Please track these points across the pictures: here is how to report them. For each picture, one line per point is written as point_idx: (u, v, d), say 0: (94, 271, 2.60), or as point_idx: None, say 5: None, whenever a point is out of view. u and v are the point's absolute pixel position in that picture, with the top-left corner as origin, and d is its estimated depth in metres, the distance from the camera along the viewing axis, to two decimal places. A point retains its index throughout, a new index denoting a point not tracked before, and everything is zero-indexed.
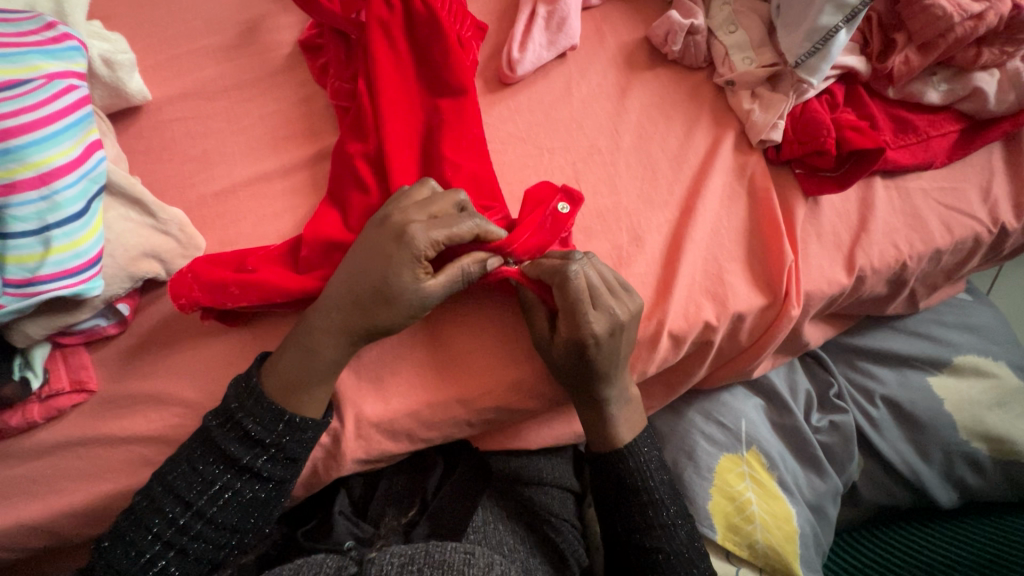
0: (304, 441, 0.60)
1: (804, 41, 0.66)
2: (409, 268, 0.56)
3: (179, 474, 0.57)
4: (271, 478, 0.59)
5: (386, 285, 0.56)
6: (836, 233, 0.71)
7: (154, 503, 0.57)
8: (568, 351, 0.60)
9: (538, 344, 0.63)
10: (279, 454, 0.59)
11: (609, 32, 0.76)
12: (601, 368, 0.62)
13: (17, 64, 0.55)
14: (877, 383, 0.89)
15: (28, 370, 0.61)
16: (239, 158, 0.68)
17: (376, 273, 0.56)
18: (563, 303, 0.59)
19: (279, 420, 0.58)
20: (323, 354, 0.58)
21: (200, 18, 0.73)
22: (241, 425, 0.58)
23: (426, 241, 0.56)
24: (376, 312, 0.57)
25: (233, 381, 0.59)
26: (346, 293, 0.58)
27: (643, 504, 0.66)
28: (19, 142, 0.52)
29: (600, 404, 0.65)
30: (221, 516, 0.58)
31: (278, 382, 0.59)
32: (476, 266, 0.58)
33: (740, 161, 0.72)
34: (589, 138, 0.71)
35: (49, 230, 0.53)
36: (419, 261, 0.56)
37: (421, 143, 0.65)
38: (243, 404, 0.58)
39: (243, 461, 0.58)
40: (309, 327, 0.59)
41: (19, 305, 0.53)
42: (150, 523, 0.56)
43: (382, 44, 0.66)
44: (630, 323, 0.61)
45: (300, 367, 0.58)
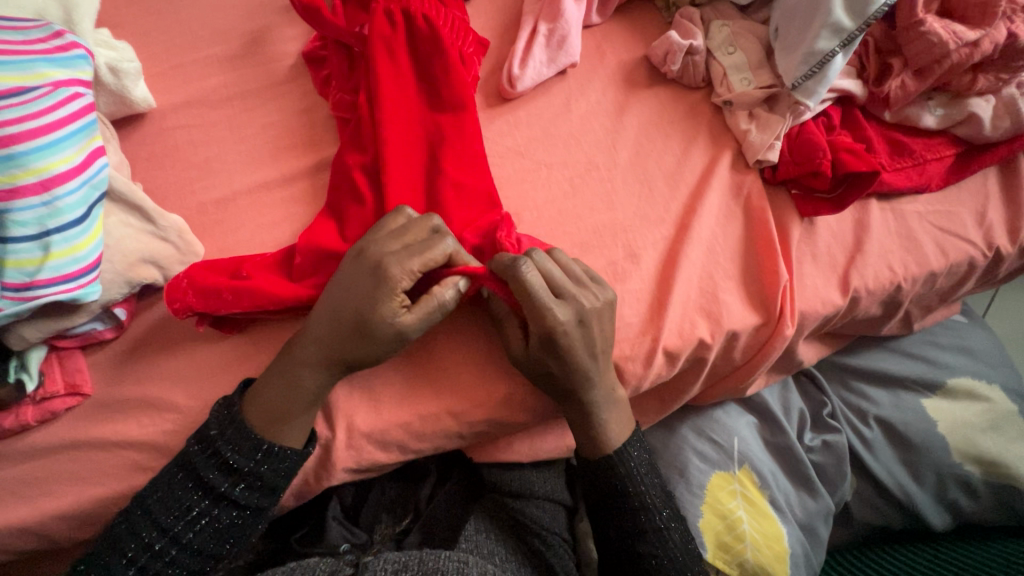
0: (281, 470, 0.60)
1: (800, 64, 0.66)
2: (386, 302, 0.56)
3: (157, 499, 0.57)
4: (248, 506, 0.59)
5: (364, 319, 0.56)
6: (831, 254, 0.72)
7: (130, 528, 0.57)
8: (541, 347, 0.59)
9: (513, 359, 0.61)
10: (257, 482, 0.59)
11: (609, 50, 0.76)
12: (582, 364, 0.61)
13: (23, 71, 0.56)
14: (871, 404, 0.89)
15: (23, 372, 0.61)
16: (240, 167, 0.69)
17: (354, 306, 0.57)
18: (524, 302, 0.57)
19: (257, 449, 0.59)
20: (304, 387, 0.59)
21: (205, 28, 0.74)
22: (220, 453, 0.58)
23: (401, 272, 0.56)
24: (356, 346, 0.58)
25: (216, 404, 0.60)
26: (327, 324, 0.58)
27: (635, 511, 0.66)
28: (22, 149, 0.53)
29: (587, 408, 0.64)
30: (197, 542, 0.58)
31: (260, 412, 0.59)
32: (450, 293, 0.57)
33: (736, 180, 0.72)
34: (587, 154, 0.72)
35: (49, 235, 0.54)
36: (396, 294, 0.56)
37: (421, 157, 0.66)
38: (222, 430, 0.59)
39: (220, 489, 0.58)
40: (292, 358, 0.59)
41: (16, 308, 0.53)
42: (125, 547, 0.56)
43: (384, 58, 0.67)
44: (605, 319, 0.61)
45: (281, 399, 0.59)
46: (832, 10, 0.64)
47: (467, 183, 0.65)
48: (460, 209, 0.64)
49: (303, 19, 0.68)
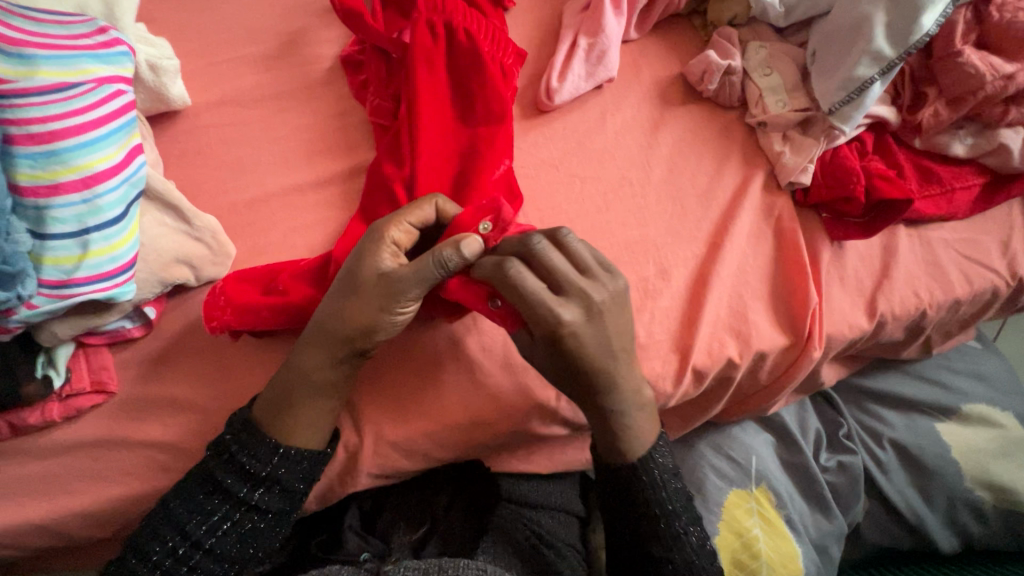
0: (299, 473, 0.59)
1: (838, 90, 0.67)
2: (376, 252, 0.56)
3: (180, 504, 0.57)
4: (268, 510, 0.58)
5: (352, 271, 0.56)
6: (859, 278, 0.72)
7: (154, 532, 0.56)
8: (546, 346, 0.55)
9: (522, 348, 0.58)
10: (275, 486, 0.58)
11: (645, 65, 0.76)
12: (591, 352, 0.55)
13: (67, 67, 0.55)
14: (885, 425, 0.90)
15: (50, 368, 0.60)
16: (274, 168, 0.69)
17: (347, 267, 0.57)
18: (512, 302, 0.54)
19: (274, 453, 0.58)
20: (305, 365, 0.58)
21: (243, 27, 0.74)
22: (236, 458, 0.57)
23: (390, 226, 0.56)
24: (348, 307, 0.56)
25: (229, 417, 0.59)
26: (327, 295, 0.58)
27: (659, 531, 0.62)
28: (65, 146, 0.53)
29: (604, 410, 0.59)
30: (220, 547, 0.57)
31: (266, 404, 0.59)
32: (448, 249, 0.54)
33: (768, 201, 0.72)
34: (620, 169, 0.72)
35: (88, 233, 0.53)
36: (386, 245, 0.56)
37: (454, 169, 0.66)
38: (237, 436, 0.58)
39: (240, 494, 0.57)
40: (299, 344, 0.59)
41: (52, 306, 0.53)
42: (149, 551, 0.56)
43: (423, 67, 0.67)
44: (596, 309, 0.55)
45: (291, 381, 0.58)
46: (874, 38, 0.64)
47: (498, 197, 0.64)
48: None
49: (345, 23, 0.67)
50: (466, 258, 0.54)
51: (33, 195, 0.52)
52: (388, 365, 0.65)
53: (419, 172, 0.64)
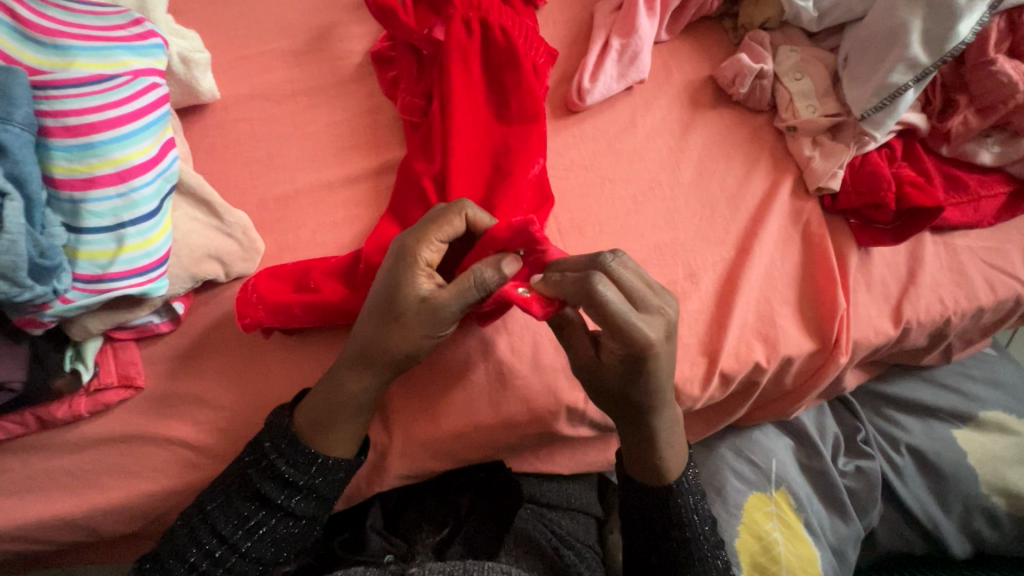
0: (336, 481, 0.59)
1: (872, 96, 0.67)
2: (409, 279, 0.53)
3: (217, 507, 0.56)
4: (304, 516, 0.58)
5: (389, 301, 0.53)
6: (885, 285, 0.72)
7: (191, 534, 0.56)
8: (620, 364, 0.53)
9: (584, 369, 0.56)
10: (312, 494, 0.58)
11: (675, 67, 0.76)
12: (658, 387, 0.54)
13: (103, 59, 0.55)
14: (901, 430, 0.90)
15: (78, 362, 0.60)
16: (303, 165, 0.68)
17: (380, 294, 0.54)
18: (603, 322, 0.50)
19: (312, 463, 0.57)
20: (346, 390, 0.57)
21: (272, 20, 0.73)
22: (274, 466, 0.56)
23: (420, 249, 0.53)
24: (387, 334, 0.54)
25: (268, 420, 0.58)
26: (362, 321, 0.56)
27: (684, 539, 0.61)
28: (101, 138, 0.53)
29: (652, 433, 0.58)
30: (255, 551, 0.57)
31: (307, 418, 0.58)
32: (488, 270, 0.52)
33: (796, 206, 0.72)
34: (650, 172, 0.72)
35: (123, 228, 0.53)
36: (419, 269, 0.53)
37: (486, 168, 0.65)
38: (276, 444, 0.57)
39: (277, 501, 0.56)
40: (337, 365, 0.58)
41: (87, 300, 0.52)
42: (187, 553, 0.55)
43: (457, 65, 0.66)
44: (619, 322, 0.49)
45: (332, 407, 0.57)
46: (909, 45, 0.64)
47: (530, 197, 0.64)
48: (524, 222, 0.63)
49: (378, 19, 0.67)
50: (503, 278, 0.52)
51: (69, 188, 0.51)
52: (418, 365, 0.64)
53: (451, 168, 0.63)
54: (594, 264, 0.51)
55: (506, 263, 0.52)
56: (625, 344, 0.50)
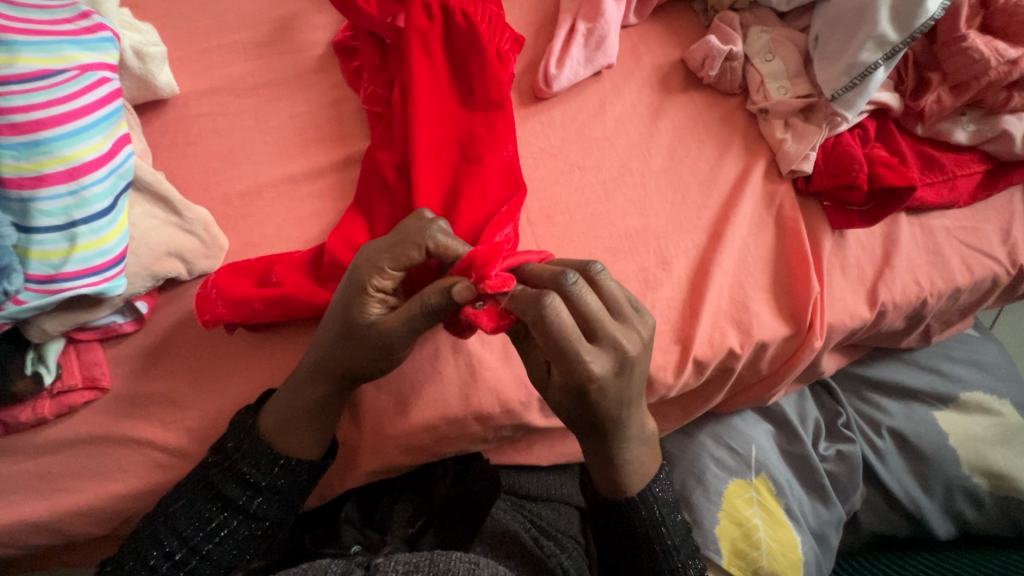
0: (299, 482, 0.60)
1: (842, 76, 0.66)
2: (361, 302, 0.53)
3: (180, 508, 0.56)
4: (266, 518, 0.58)
5: (344, 319, 0.54)
6: (860, 267, 0.72)
7: (153, 535, 0.56)
8: (567, 395, 0.50)
9: (536, 383, 0.53)
10: (275, 496, 0.58)
11: (645, 52, 0.75)
12: (609, 414, 0.51)
13: (50, 54, 0.53)
14: (883, 414, 0.90)
15: (40, 365, 0.59)
16: (266, 159, 0.67)
17: (336, 312, 0.54)
18: (546, 346, 0.46)
19: (275, 463, 0.58)
20: (307, 401, 0.57)
21: (232, 12, 0.72)
22: (236, 467, 0.57)
23: (372, 272, 0.52)
24: (344, 353, 0.55)
25: (233, 421, 0.59)
26: (320, 333, 0.56)
27: (653, 550, 0.62)
28: (49, 135, 0.51)
29: (614, 448, 0.57)
30: (217, 553, 0.57)
31: (270, 421, 0.58)
32: (435, 296, 0.50)
33: (769, 190, 0.71)
34: (620, 158, 0.70)
35: (76, 226, 0.52)
36: (370, 294, 0.53)
37: (452, 157, 0.64)
38: (239, 445, 0.58)
39: (239, 502, 0.57)
40: (297, 369, 0.58)
41: (41, 302, 0.51)
42: (147, 555, 0.55)
43: (419, 52, 0.65)
44: (566, 352, 0.46)
45: (294, 417, 0.58)
46: (878, 22, 0.63)
47: (498, 184, 0.63)
48: (492, 210, 0.61)
49: (338, 8, 0.66)
50: (453, 301, 0.50)
51: (18, 186, 0.50)
52: None
53: (416, 158, 0.62)
54: (556, 283, 0.48)
55: (458, 289, 0.49)
56: (572, 376, 0.48)
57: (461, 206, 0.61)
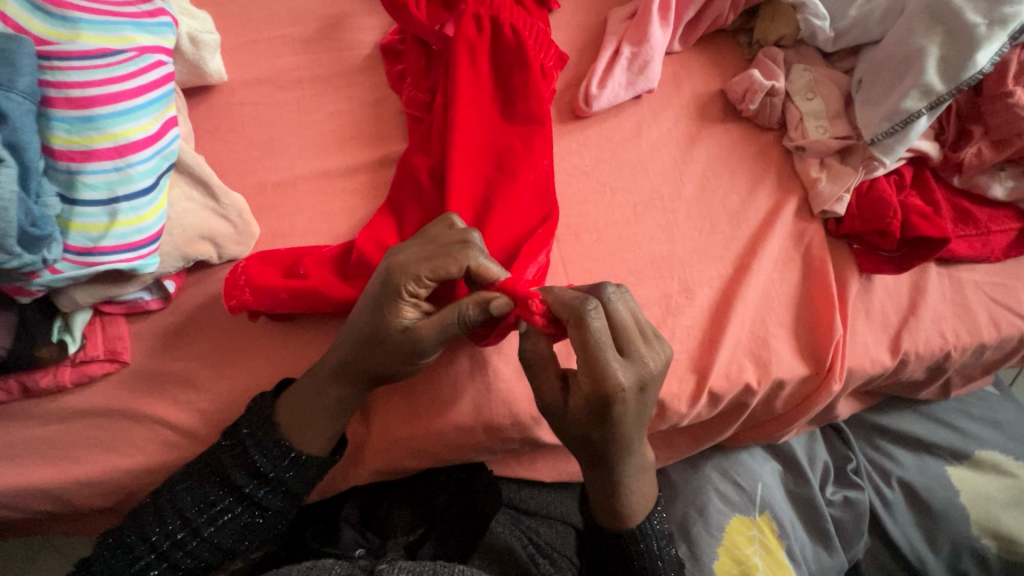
0: (306, 477, 0.59)
1: (883, 121, 0.65)
2: (394, 307, 0.53)
3: (186, 488, 0.57)
4: (269, 508, 0.58)
5: (375, 322, 0.54)
6: (885, 314, 0.71)
7: (157, 513, 0.56)
8: (586, 412, 0.50)
9: (547, 407, 0.52)
10: (280, 487, 0.58)
11: (686, 79, 0.74)
12: (621, 434, 0.52)
13: (111, 34, 0.55)
14: (894, 464, 0.88)
15: (66, 333, 0.60)
16: (304, 152, 0.68)
17: (366, 314, 0.54)
18: (580, 350, 0.48)
19: (285, 455, 0.58)
20: (326, 397, 0.58)
21: (285, 7, 0.73)
22: (248, 454, 0.57)
23: (408, 280, 0.52)
24: (370, 354, 0.55)
25: (249, 408, 0.59)
26: (347, 332, 0.56)
27: None
28: (102, 112, 0.53)
29: (617, 474, 0.57)
30: (217, 538, 0.57)
31: (287, 413, 0.58)
32: (473, 309, 0.51)
33: (799, 228, 0.71)
34: (652, 183, 0.71)
35: (117, 203, 0.53)
36: (405, 300, 0.53)
37: (488, 168, 0.64)
38: (253, 431, 0.58)
39: (245, 489, 0.57)
40: (318, 364, 0.59)
41: (76, 273, 0.53)
42: (149, 531, 0.56)
43: (465, 62, 0.66)
44: (595, 354, 0.48)
45: (312, 411, 0.58)
46: (925, 71, 0.63)
47: (531, 199, 0.63)
48: (524, 225, 0.62)
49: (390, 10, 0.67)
50: (489, 315, 0.52)
51: (66, 159, 0.52)
52: None
53: (452, 165, 0.62)
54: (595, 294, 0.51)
55: (496, 303, 0.51)
56: (592, 384, 0.48)
57: (493, 218, 0.61)
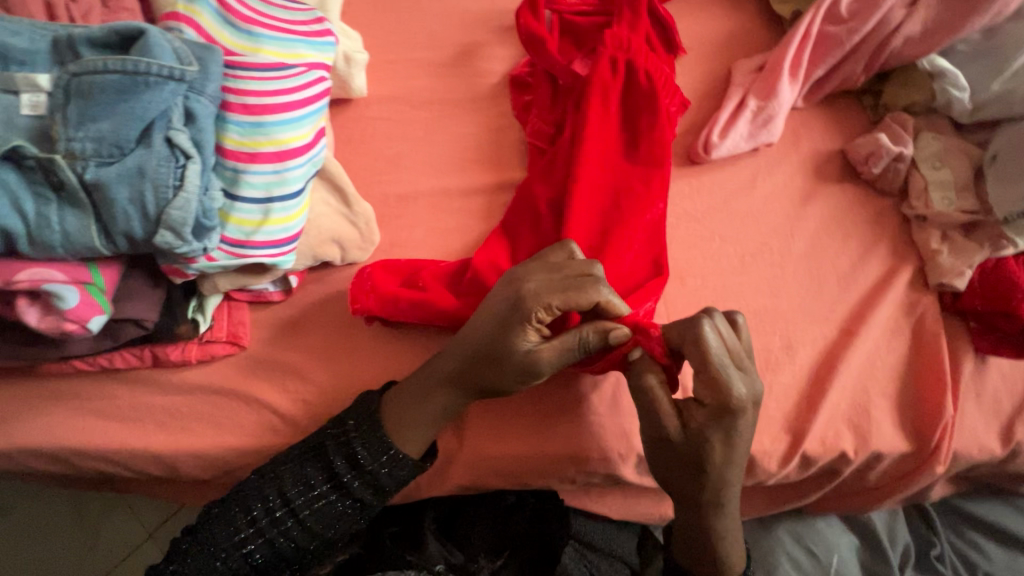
0: (398, 476, 0.60)
1: (1020, 199, 0.63)
2: (519, 330, 0.55)
3: (289, 469, 0.60)
4: (359, 500, 0.60)
5: (497, 342, 0.55)
6: (998, 399, 0.67)
7: (259, 489, 0.59)
8: (705, 428, 0.52)
9: (666, 434, 0.53)
10: (373, 482, 0.60)
11: (805, 136, 0.74)
12: (736, 456, 0.53)
13: (286, 49, 0.60)
14: (981, 557, 0.81)
15: (199, 313, 0.64)
16: (427, 169, 0.72)
17: (488, 333, 0.56)
18: (699, 365, 0.51)
19: (385, 452, 0.60)
20: (432, 406, 0.60)
21: (424, 32, 0.78)
22: (350, 446, 0.60)
23: (539, 306, 0.54)
24: (485, 370, 0.57)
25: (358, 399, 0.62)
26: (463, 346, 0.58)
27: None
28: (270, 120, 0.58)
29: (719, 513, 0.56)
30: (311, 520, 0.60)
31: (393, 417, 0.60)
32: (594, 337, 0.54)
33: (912, 298, 0.69)
34: (762, 235, 0.70)
35: (272, 203, 0.58)
36: (530, 324, 0.54)
37: (603, 205, 0.66)
38: (359, 423, 0.61)
39: (343, 478, 0.59)
40: (428, 373, 0.60)
41: (227, 262, 0.57)
42: (251, 506, 0.59)
43: (595, 102, 0.68)
44: (716, 369, 0.51)
45: (418, 416, 0.60)
46: None
47: (642, 241, 0.64)
48: (637, 266, 0.63)
49: (526, 43, 0.71)
50: (608, 344, 0.54)
51: (235, 158, 0.57)
52: None
53: (572, 199, 0.64)
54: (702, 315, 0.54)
55: (616, 333, 0.53)
56: (715, 395, 0.51)
57: (607, 255, 0.63)
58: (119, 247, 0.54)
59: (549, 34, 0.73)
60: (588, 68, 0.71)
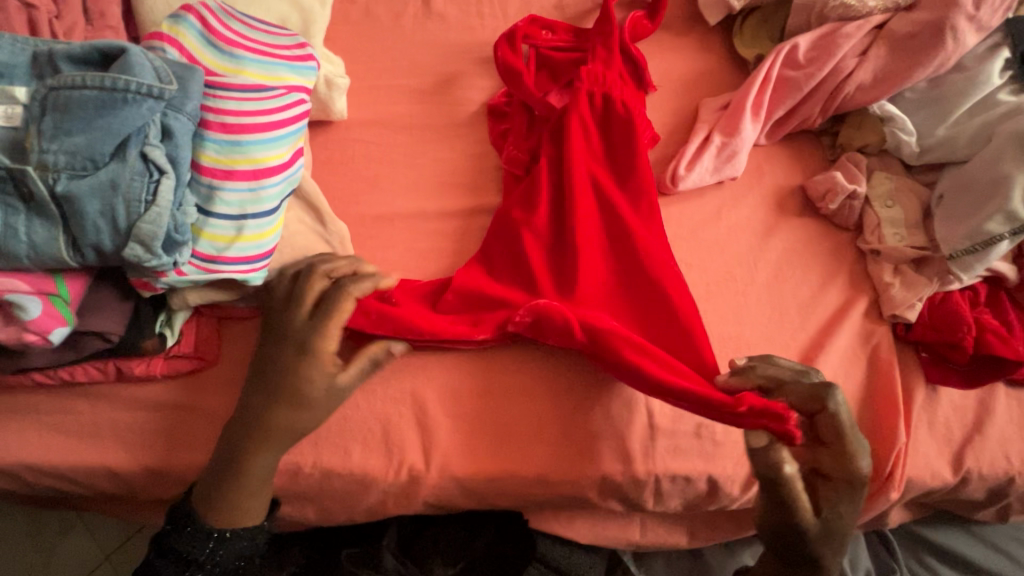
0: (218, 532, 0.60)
1: (963, 238, 0.67)
2: (309, 368, 0.59)
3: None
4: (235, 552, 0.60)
5: (293, 386, 0.59)
6: (949, 428, 0.70)
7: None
8: (831, 491, 0.58)
9: (826, 516, 0.57)
10: (230, 542, 0.60)
11: (769, 172, 0.77)
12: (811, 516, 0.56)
13: (268, 72, 0.62)
14: None
15: (167, 328, 0.62)
16: (404, 192, 0.73)
17: (291, 380, 0.59)
18: (847, 440, 0.57)
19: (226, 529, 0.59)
20: (256, 472, 0.59)
21: (406, 60, 0.80)
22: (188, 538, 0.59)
23: (314, 335, 0.60)
24: (294, 417, 0.59)
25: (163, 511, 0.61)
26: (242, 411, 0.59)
27: None
28: (248, 139, 0.59)
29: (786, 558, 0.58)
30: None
31: (228, 504, 0.59)
32: (382, 351, 0.62)
33: (868, 328, 0.72)
34: (727, 265, 0.73)
35: (245, 219, 0.58)
36: (319, 357, 0.59)
37: (592, 215, 0.69)
38: (171, 524, 0.60)
39: (200, 557, 0.59)
40: (248, 451, 0.59)
41: (197, 277, 0.57)
42: None
43: (577, 129, 0.73)
44: (848, 443, 0.57)
45: (248, 499, 0.59)
46: (1010, 199, 0.64)
47: (644, 231, 0.68)
48: (634, 259, 0.67)
49: (505, 76, 0.76)
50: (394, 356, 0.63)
51: (210, 175, 0.58)
52: (470, 398, 0.65)
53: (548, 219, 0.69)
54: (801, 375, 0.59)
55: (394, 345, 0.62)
56: (846, 470, 0.57)
57: (600, 257, 0.67)
58: (69, 266, 0.53)
59: (526, 69, 0.77)
60: (566, 100, 0.76)
